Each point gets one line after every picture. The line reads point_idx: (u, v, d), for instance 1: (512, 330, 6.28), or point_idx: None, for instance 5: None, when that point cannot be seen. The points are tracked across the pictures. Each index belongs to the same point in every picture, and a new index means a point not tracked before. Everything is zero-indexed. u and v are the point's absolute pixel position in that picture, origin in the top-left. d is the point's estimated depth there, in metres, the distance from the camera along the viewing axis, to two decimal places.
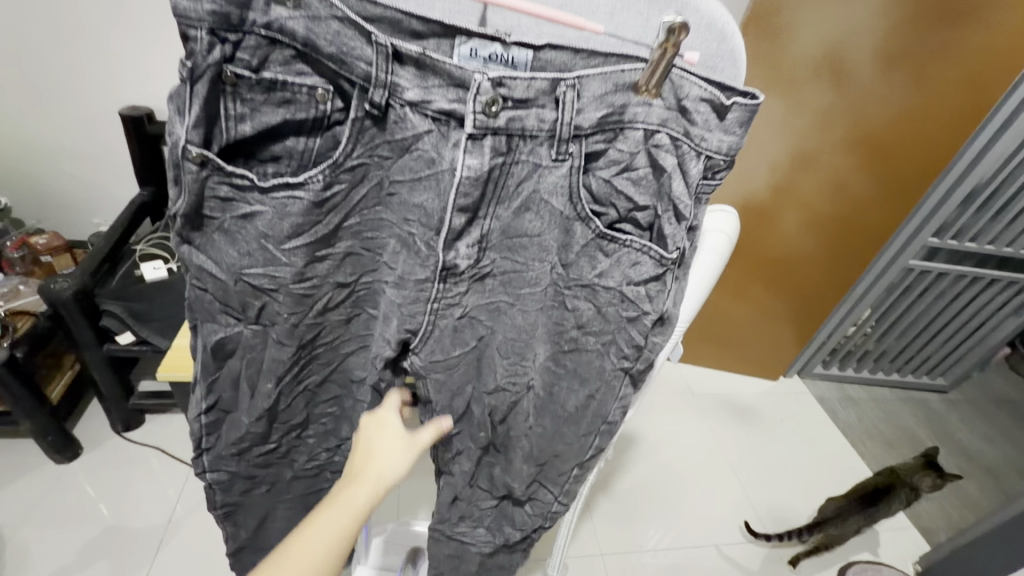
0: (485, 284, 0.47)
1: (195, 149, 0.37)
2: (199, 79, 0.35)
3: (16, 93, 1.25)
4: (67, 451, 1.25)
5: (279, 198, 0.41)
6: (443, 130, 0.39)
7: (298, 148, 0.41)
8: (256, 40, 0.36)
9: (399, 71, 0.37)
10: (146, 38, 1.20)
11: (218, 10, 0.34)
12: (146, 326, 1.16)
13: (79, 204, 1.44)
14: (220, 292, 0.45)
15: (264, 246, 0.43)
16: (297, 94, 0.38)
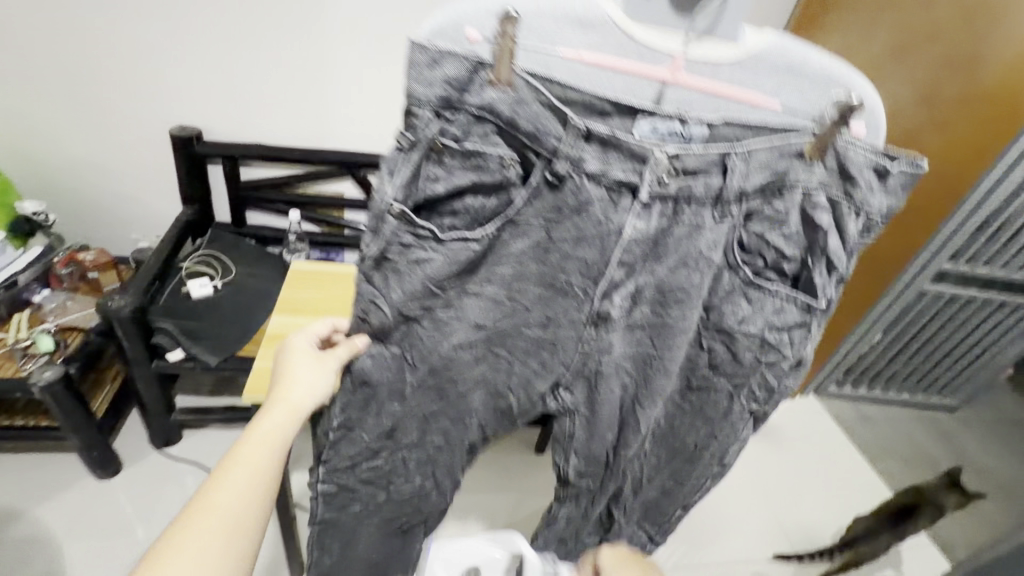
0: (635, 332, 0.46)
1: (396, 206, 0.38)
2: (415, 147, 0.36)
3: (70, 111, 1.27)
4: (109, 466, 1.25)
5: (453, 248, 0.41)
6: (614, 197, 0.39)
7: (476, 208, 0.40)
8: (466, 117, 0.36)
9: (585, 148, 0.37)
10: (201, 64, 1.24)
11: (443, 94, 0.35)
12: (197, 342, 1.19)
13: (122, 220, 1.45)
14: (382, 324, 0.46)
15: (428, 289, 0.43)
16: (488, 162, 0.37)
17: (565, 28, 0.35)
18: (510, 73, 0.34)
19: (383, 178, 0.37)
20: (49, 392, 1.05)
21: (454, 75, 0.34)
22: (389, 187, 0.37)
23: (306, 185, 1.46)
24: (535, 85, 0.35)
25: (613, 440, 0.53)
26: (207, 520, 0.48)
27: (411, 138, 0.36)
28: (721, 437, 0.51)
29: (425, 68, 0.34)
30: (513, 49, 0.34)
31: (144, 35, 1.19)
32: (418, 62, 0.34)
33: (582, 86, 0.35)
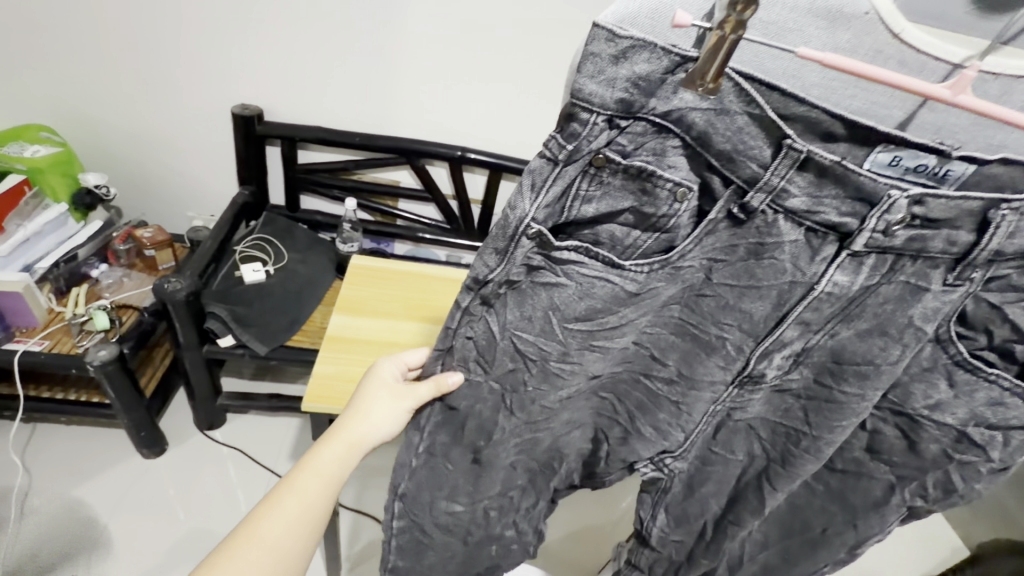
0: (784, 398, 0.39)
1: (539, 230, 0.30)
2: (572, 162, 0.28)
3: (133, 82, 1.25)
4: (157, 446, 1.24)
5: (589, 279, 0.33)
6: (814, 243, 0.30)
7: (625, 239, 0.32)
8: (643, 126, 0.27)
9: (795, 179, 0.28)
10: (269, 39, 1.19)
11: (624, 98, 0.26)
12: (247, 329, 1.16)
13: (179, 197, 1.44)
14: (485, 343, 0.38)
15: (549, 319, 0.36)
16: (660, 191, 0.29)
17: (805, 22, 0.24)
18: (720, 75, 0.25)
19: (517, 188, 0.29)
20: (103, 370, 1.03)
21: (646, 74, 0.25)
22: (528, 204, 0.29)
23: (362, 172, 1.42)
24: (751, 94, 0.26)
25: (718, 510, 0.47)
26: (255, 541, 0.49)
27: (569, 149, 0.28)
28: (863, 528, 0.45)
29: (607, 59, 0.25)
30: (734, 46, 0.24)
31: (215, 9, 1.15)
32: (600, 53, 0.25)
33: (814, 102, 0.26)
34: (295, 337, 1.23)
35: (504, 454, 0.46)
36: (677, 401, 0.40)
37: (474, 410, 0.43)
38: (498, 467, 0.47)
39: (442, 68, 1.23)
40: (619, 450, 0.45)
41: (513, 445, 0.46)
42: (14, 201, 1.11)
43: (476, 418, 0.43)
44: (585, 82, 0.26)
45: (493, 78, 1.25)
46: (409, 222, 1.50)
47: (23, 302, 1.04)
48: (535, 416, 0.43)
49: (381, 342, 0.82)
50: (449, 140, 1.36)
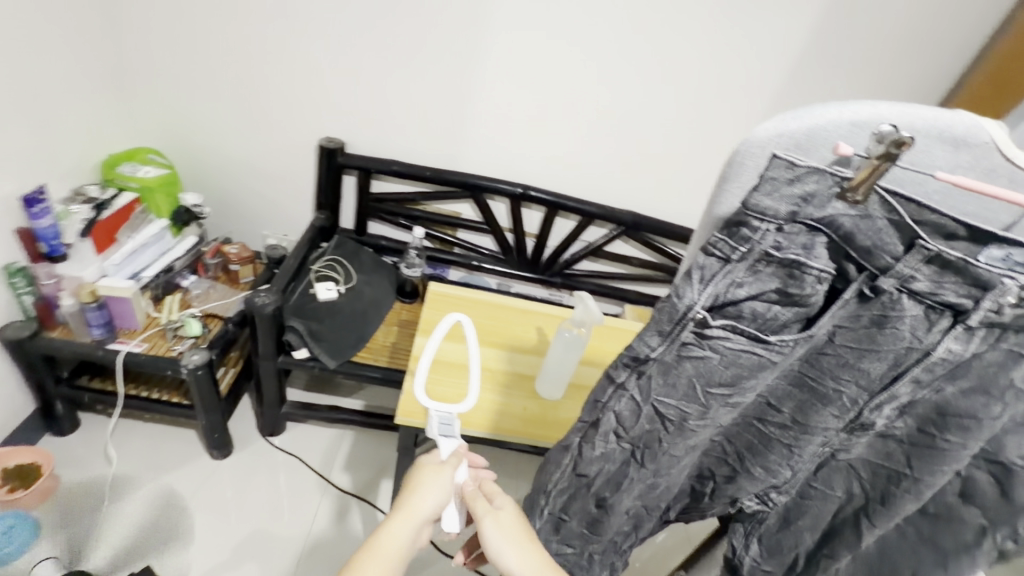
0: (887, 443, 0.44)
1: (703, 313, 0.40)
2: (742, 258, 0.38)
3: (236, 114, 1.36)
4: (225, 448, 1.32)
5: (734, 350, 0.42)
6: (931, 317, 0.37)
7: (766, 314, 0.40)
8: (799, 228, 0.36)
9: (920, 268, 0.35)
10: (362, 82, 1.31)
11: (790, 210, 0.35)
12: (320, 344, 1.25)
13: (257, 216, 1.56)
14: (629, 413, 0.49)
15: (693, 386, 0.45)
16: (807, 277, 0.37)
17: (935, 146, 0.32)
18: (869, 187, 0.33)
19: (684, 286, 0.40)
20: (194, 375, 1.12)
21: (813, 192, 0.34)
22: (691, 296, 0.40)
23: (428, 203, 1.53)
24: (888, 203, 0.34)
25: (811, 543, 0.52)
26: None
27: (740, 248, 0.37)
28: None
29: (783, 181, 0.34)
30: (885, 168, 0.32)
31: (319, 55, 1.28)
32: (779, 176, 0.34)
33: (942, 209, 0.33)
34: (361, 353, 1.32)
35: (624, 494, 0.56)
36: (789, 444, 0.46)
37: (609, 457, 0.53)
38: (618, 513, 0.58)
39: (517, 114, 1.34)
40: (727, 487, 0.53)
41: (634, 492, 0.56)
42: (126, 216, 1.23)
43: (601, 450, 0.52)
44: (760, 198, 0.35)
45: (562, 124, 1.35)
46: (466, 252, 1.59)
47: (129, 307, 1.15)
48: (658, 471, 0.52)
49: (462, 364, 0.89)
50: (513, 178, 1.46)
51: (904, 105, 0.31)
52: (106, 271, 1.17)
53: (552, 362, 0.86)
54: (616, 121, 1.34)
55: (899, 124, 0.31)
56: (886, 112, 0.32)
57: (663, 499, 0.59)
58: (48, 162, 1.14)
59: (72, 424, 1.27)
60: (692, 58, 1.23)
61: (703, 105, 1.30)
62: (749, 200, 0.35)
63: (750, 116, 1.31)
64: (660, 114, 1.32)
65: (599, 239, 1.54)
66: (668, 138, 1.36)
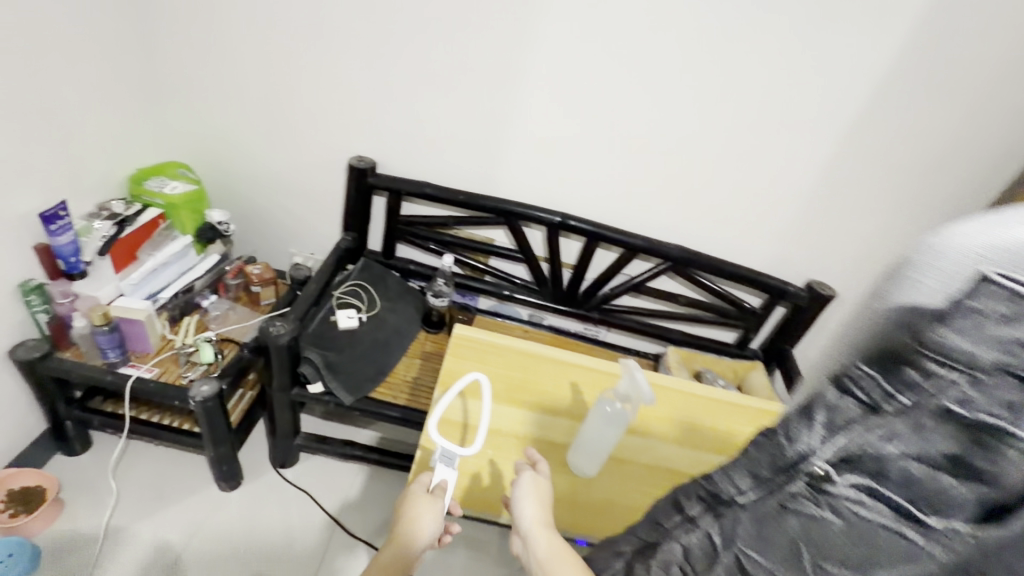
0: None
1: (829, 460, 0.33)
2: (906, 408, 0.30)
3: (267, 130, 1.32)
4: (234, 480, 1.25)
5: (871, 528, 0.31)
6: None
7: (930, 484, 0.29)
8: (1012, 382, 0.26)
9: None
10: (395, 98, 1.24)
11: (1002, 357, 0.26)
12: (336, 377, 1.17)
13: (283, 234, 1.51)
14: (700, 554, 0.39)
15: (799, 548, 0.33)
16: (1011, 452, 0.26)
17: None
18: None
19: (799, 426, 0.35)
20: (202, 407, 1.05)
21: None
22: (808, 436, 0.34)
23: (459, 228, 1.44)
24: None
25: None
26: None
27: (907, 397, 0.30)
28: None
29: (992, 317, 0.27)
30: None
31: (351, 70, 1.21)
32: (985, 306, 0.27)
33: None
34: (380, 388, 1.23)
35: None
36: None
37: None
38: None
39: (558, 137, 1.24)
40: None
41: None
42: (149, 232, 1.18)
43: None
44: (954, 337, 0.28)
45: (607, 149, 1.24)
46: (497, 280, 1.49)
47: (142, 330, 1.09)
48: None
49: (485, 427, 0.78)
50: (551, 205, 1.35)
51: None
52: (123, 290, 1.13)
53: (586, 440, 0.75)
54: (667, 147, 1.22)
55: None
56: None
57: None
58: (72, 177, 1.10)
59: (82, 445, 1.24)
60: (757, 80, 1.11)
61: (766, 132, 1.17)
62: (927, 331, 0.28)
63: (820, 146, 1.17)
64: (716, 140, 1.20)
65: (642, 274, 1.41)
66: (723, 167, 1.23)
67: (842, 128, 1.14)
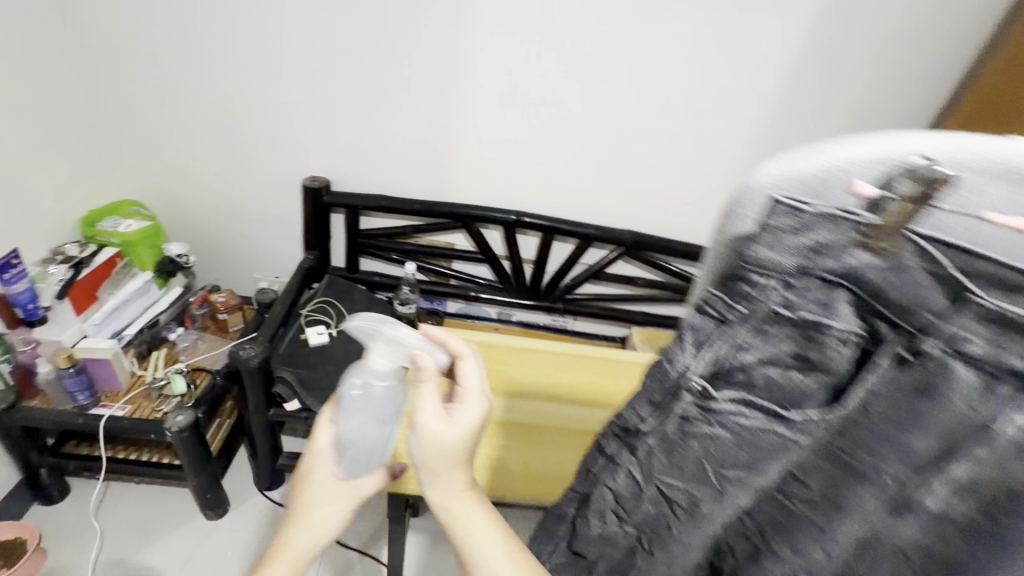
0: (941, 525, 0.33)
1: (697, 379, 0.38)
2: (747, 315, 0.35)
3: (216, 160, 1.34)
4: (220, 507, 1.25)
5: (750, 432, 0.37)
6: (991, 386, 0.29)
7: (783, 382, 0.35)
8: (815, 282, 0.32)
9: (973, 324, 0.28)
10: (341, 118, 1.27)
11: (800, 261, 0.32)
12: (312, 394, 1.18)
13: (246, 260, 1.52)
14: (627, 494, 0.47)
15: (702, 465, 0.40)
16: (828, 340, 0.32)
17: (985, 183, 0.27)
18: (892, 236, 0.29)
19: (676, 351, 0.39)
20: (178, 437, 1.06)
21: (825, 242, 0.31)
22: (686, 359, 0.39)
23: (419, 236, 1.48)
24: (930, 254, 0.28)
25: None
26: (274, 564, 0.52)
27: (743, 306, 0.35)
28: None
29: (787, 230, 0.31)
30: (913, 212, 0.28)
31: (293, 95, 1.24)
32: (782, 224, 0.32)
33: (995, 259, 0.27)
34: None
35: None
36: (822, 524, 0.37)
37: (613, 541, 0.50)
38: None
39: (506, 137, 1.29)
40: None
41: None
42: (107, 271, 1.18)
43: (597, 531, 0.51)
44: (762, 250, 0.33)
45: (552, 147, 1.30)
46: (463, 282, 1.53)
47: (111, 369, 1.10)
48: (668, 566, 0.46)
49: None
50: (505, 205, 1.41)
51: (943, 139, 0.27)
52: (86, 331, 1.13)
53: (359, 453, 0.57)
54: (607, 138, 1.29)
55: (939, 157, 0.27)
56: (918, 146, 0.28)
57: None
58: (24, 222, 1.11)
59: (61, 492, 1.23)
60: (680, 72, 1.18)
61: (697, 116, 1.25)
62: (751, 254, 0.33)
63: (745, 125, 1.25)
64: (658, 125, 1.26)
65: (600, 261, 1.47)
66: (664, 152, 1.31)
67: (763, 107, 1.23)
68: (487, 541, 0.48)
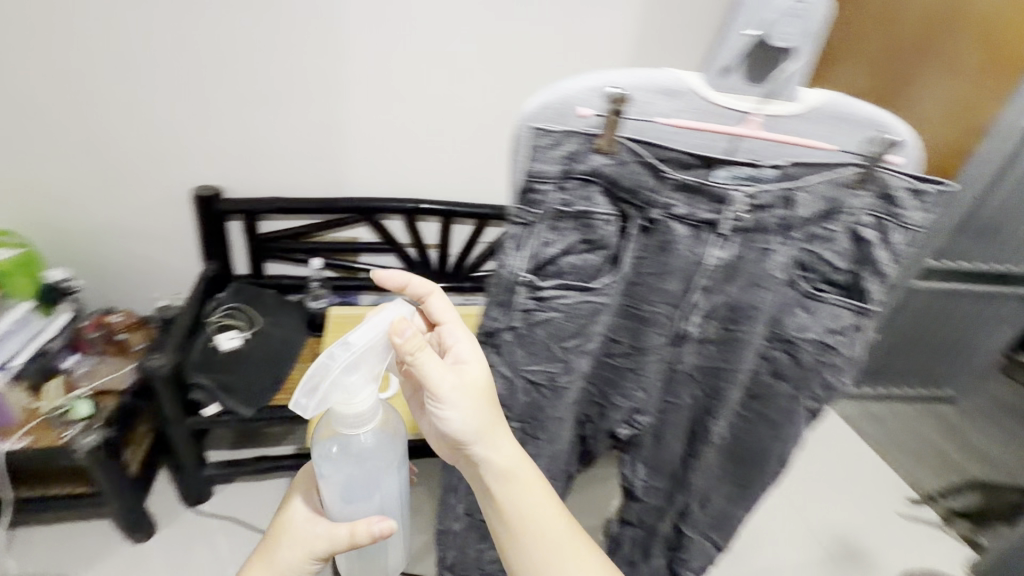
0: (705, 346, 0.61)
1: (524, 274, 0.55)
2: (539, 218, 0.52)
3: (94, 178, 1.30)
4: (145, 529, 1.23)
5: (573, 305, 0.57)
6: (700, 235, 0.53)
7: (581, 264, 0.55)
8: (575, 182, 0.51)
9: (675, 198, 0.52)
10: (225, 124, 1.29)
11: (562, 167, 0.50)
12: (232, 396, 1.20)
13: (141, 280, 1.47)
14: (505, 385, 0.65)
15: (551, 344, 0.61)
16: (597, 221, 0.53)
17: (656, 99, 0.48)
18: (612, 143, 0.49)
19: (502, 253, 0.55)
20: (90, 458, 1.05)
21: (573, 151, 0.49)
22: (512, 260, 0.54)
23: (323, 234, 1.52)
24: (629, 151, 0.50)
25: (681, 449, 0.73)
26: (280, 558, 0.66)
27: (535, 211, 0.52)
28: (784, 437, 0.65)
29: (546, 147, 0.49)
30: (615, 125, 0.48)
31: (171, 105, 1.24)
32: (541, 144, 0.48)
33: (676, 149, 0.50)
34: (279, 395, 1.29)
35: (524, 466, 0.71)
36: (633, 367, 0.65)
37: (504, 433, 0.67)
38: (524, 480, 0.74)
39: (394, 129, 1.38)
40: (609, 417, 0.71)
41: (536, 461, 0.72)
42: None
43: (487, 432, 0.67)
44: (536, 165, 0.50)
45: (438, 135, 1.41)
46: (374, 274, 1.59)
47: None
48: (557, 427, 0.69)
49: None
50: (403, 195, 1.49)
51: (623, 73, 0.47)
52: None
53: (348, 478, 0.65)
54: (486, 123, 1.41)
55: (620, 86, 0.47)
56: (609, 79, 0.47)
57: (566, 452, 0.76)
58: None
59: None
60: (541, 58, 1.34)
61: None
62: (529, 170, 0.50)
63: None
64: None
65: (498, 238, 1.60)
66: None
67: None
68: (532, 494, 0.61)
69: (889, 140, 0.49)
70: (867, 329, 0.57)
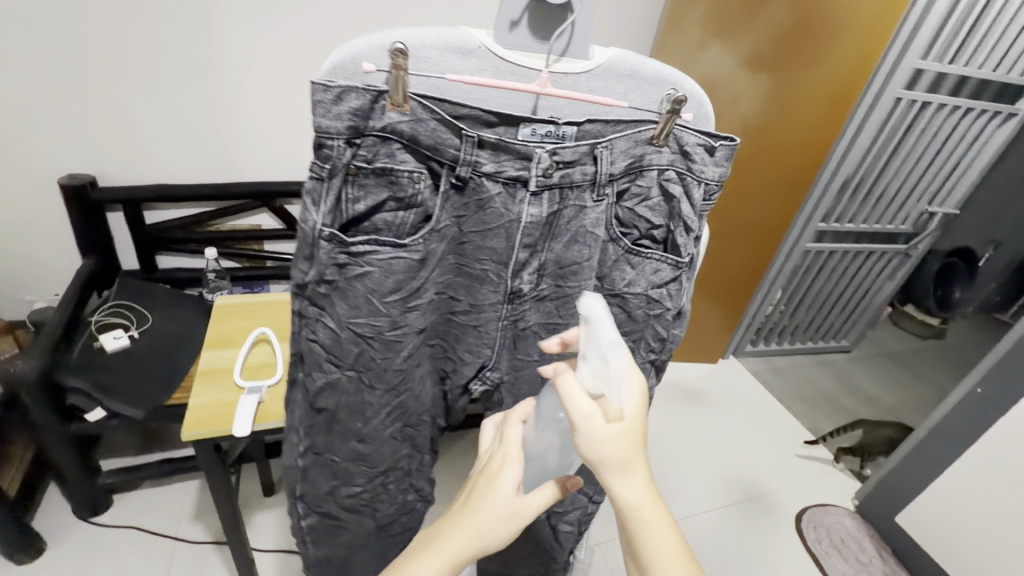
0: (543, 303, 0.65)
1: (327, 228, 0.53)
2: (334, 174, 0.51)
3: None
4: (30, 548, 1.14)
5: (386, 260, 0.56)
6: (511, 191, 0.56)
7: (394, 221, 0.56)
8: (372, 139, 0.51)
9: (480, 153, 0.53)
10: (88, 105, 1.18)
11: (352, 124, 0.49)
12: (116, 398, 1.11)
13: (8, 281, 1.33)
14: (330, 342, 0.62)
15: (370, 299, 0.58)
16: (402, 177, 0.54)
17: (447, 56, 0.49)
18: (404, 97, 0.49)
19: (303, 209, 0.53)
20: None
21: (359, 106, 0.48)
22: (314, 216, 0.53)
23: (219, 221, 1.44)
24: (420, 107, 0.50)
25: None
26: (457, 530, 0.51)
27: (329, 167, 0.51)
28: None
29: (329, 102, 0.48)
30: (403, 75, 0.48)
31: (20, 84, 1.12)
32: (323, 99, 0.47)
33: (470, 106, 0.51)
34: (175, 394, 1.18)
35: (375, 421, 0.70)
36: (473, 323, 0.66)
37: (347, 392, 0.66)
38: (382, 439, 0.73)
39: (286, 110, 1.32)
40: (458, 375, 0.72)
41: (382, 418, 0.70)
42: None
43: (319, 385, 0.66)
44: (322, 120, 0.49)
45: None
46: (281, 262, 1.52)
47: None
48: (398, 386, 0.68)
49: (258, 365, 0.88)
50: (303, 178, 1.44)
51: (412, 31, 0.47)
52: None
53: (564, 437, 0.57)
54: None
55: (404, 41, 0.47)
56: (398, 34, 0.47)
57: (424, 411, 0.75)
58: None
59: None
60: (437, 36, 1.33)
61: None
62: (314, 123, 0.48)
63: None
64: None
65: None
66: None
67: None
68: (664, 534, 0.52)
69: (676, 97, 0.53)
70: (684, 283, 0.64)
